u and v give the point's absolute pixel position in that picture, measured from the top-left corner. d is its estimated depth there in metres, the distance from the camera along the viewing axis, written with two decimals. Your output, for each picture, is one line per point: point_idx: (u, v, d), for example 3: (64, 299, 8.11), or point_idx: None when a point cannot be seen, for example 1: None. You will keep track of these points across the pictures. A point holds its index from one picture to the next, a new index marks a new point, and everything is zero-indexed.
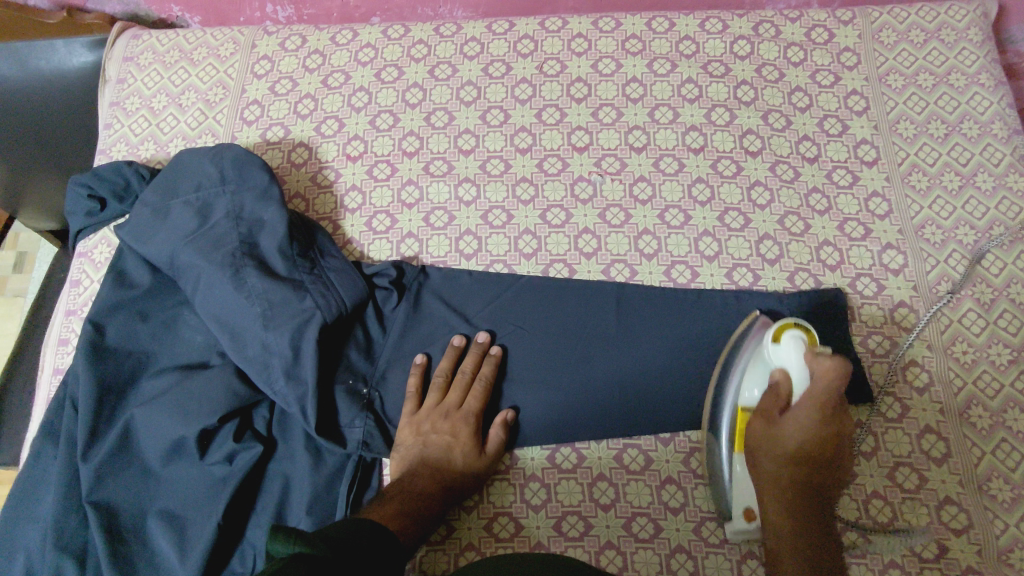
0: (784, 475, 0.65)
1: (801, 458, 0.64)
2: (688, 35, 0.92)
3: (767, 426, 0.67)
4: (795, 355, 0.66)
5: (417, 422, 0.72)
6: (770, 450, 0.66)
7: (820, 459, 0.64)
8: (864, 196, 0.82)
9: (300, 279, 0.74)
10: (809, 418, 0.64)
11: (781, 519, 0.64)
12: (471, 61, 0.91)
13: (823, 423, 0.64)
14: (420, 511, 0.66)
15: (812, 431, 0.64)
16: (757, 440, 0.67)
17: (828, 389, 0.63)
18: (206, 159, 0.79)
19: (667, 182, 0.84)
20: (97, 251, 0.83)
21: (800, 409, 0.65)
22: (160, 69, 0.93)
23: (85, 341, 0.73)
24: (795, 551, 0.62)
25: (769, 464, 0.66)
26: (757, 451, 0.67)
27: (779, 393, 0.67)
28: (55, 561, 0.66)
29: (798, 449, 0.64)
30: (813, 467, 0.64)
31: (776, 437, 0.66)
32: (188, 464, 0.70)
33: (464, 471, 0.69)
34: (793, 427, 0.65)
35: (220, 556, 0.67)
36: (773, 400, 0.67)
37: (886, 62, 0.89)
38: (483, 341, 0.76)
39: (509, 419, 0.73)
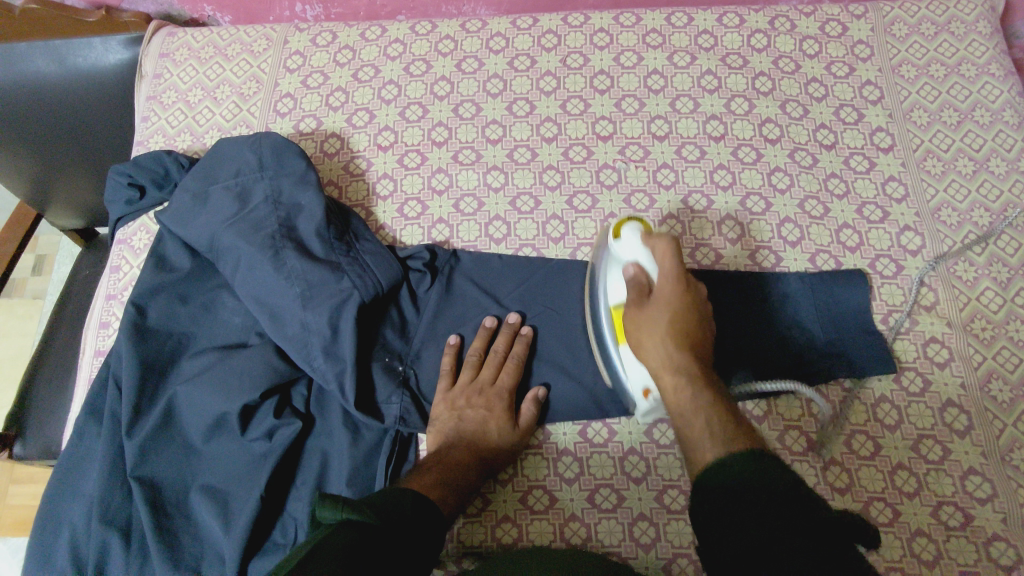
0: (662, 344, 0.61)
1: (676, 326, 0.62)
2: (706, 30, 0.95)
3: (639, 312, 0.64)
4: (635, 243, 0.68)
5: (451, 398, 0.73)
6: (646, 330, 0.63)
7: (694, 331, 0.63)
8: (881, 180, 0.85)
9: (338, 261, 0.76)
10: (672, 296, 0.64)
11: (681, 390, 0.58)
12: (497, 55, 0.94)
13: (686, 292, 0.64)
14: (458, 482, 0.67)
15: (676, 307, 0.63)
16: (636, 322, 0.64)
17: (674, 262, 0.65)
18: (245, 147, 0.81)
19: (689, 168, 0.86)
20: (136, 238, 0.86)
21: (662, 290, 0.64)
22: (195, 64, 0.96)
23: (128, 322, 0.76)
24: (696, 412, 0.56)
25: (649, 343, 0.62)
26: (639, 337, 0.63)
27: (639, 283, 0.66)
28: (101, 535, 0.68)
29: (671, 320, 0.62)
30: (691, 336, 0.62)
31: (648, 318, 0.63)
32: (229, 440, 0.72)
33: (498, 444, 0.71)
34: (661, 306, 0.63)
35: (262, 527, 0.69)
36: (635, 289, 0.66)
37: (898, 53, 0.92)
38: (515, 322, 0.77)
39: (541, 395, 0.74)
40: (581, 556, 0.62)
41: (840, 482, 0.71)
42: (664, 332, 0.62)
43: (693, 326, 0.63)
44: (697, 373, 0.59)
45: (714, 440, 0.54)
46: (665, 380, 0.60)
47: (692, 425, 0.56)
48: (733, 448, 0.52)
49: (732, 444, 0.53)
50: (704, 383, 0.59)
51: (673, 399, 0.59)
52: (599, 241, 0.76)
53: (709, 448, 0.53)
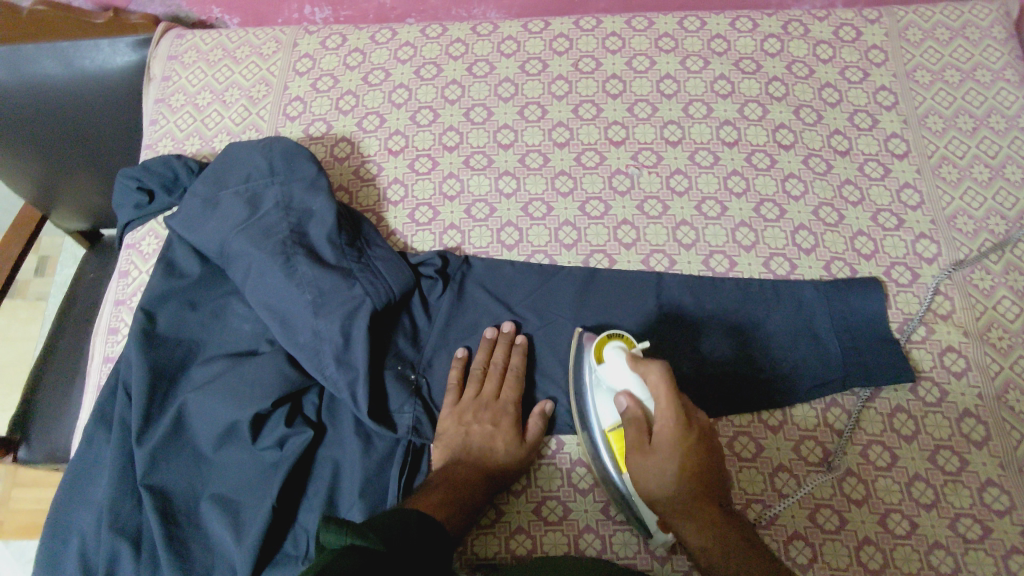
0: (678, 495, 0.62)
1: (685, 470, 0.62)
2: (719, 34, 0.94)
3: (643, 459, 0.63)
4: (627, 374, 0.65)
5: (459, 412, 0.73)
6: (656, 480, 0.62)
7: (701, 471, 0.62)
8: (896, 187, 0.84)
9: (349, 267, 0.75)
10: (673, 438, 0.62)
11: (709, 541, 0.61)
12: (509, 58, 0.93)
13: (688, 427, 0.62)
14: (466, 498, 0.66)
15: (679, 454, 0.62)
16: (641, 468, 0.63)
17: (672, 395, 0.61)
18: (256, 151, 0.81)
19: (703, 174, 0.86)
20: (145, 242, 0.85)
21: (660, 434, 0.62)
22: (204, 67, 0.95)
23: (138, 329, 0.75)
24: (729, 571, 0.59)
25: (661, 490, 0.62)
26: (651, 486, 0.63)
27: (637, 416, 0.65)
28: (111, 544, 0.68)
29: (677, 467, 0.61)
30: (699, 479, 0.62)
31: (655, 469, 0.62)
32: (240, 449, 0.71)
33: (508, 458, 0.70)
34: (664, 455, 0.62)
35: (274, 538, 0.68)
36: (636, 430, 0.64)
37: (913, 58, 0.91)
38: (512, 331, 0.77)
39: (548, 409, 0.74)
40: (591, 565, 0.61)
41: (857, 493, 0.70)
42: (673, 478, 0.62)
43: (699, 466, 0.62)
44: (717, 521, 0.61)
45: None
46: (688, 529, 0.62)
47: None
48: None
49: None
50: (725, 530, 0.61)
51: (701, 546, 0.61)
52: (582, 342, 0.74)
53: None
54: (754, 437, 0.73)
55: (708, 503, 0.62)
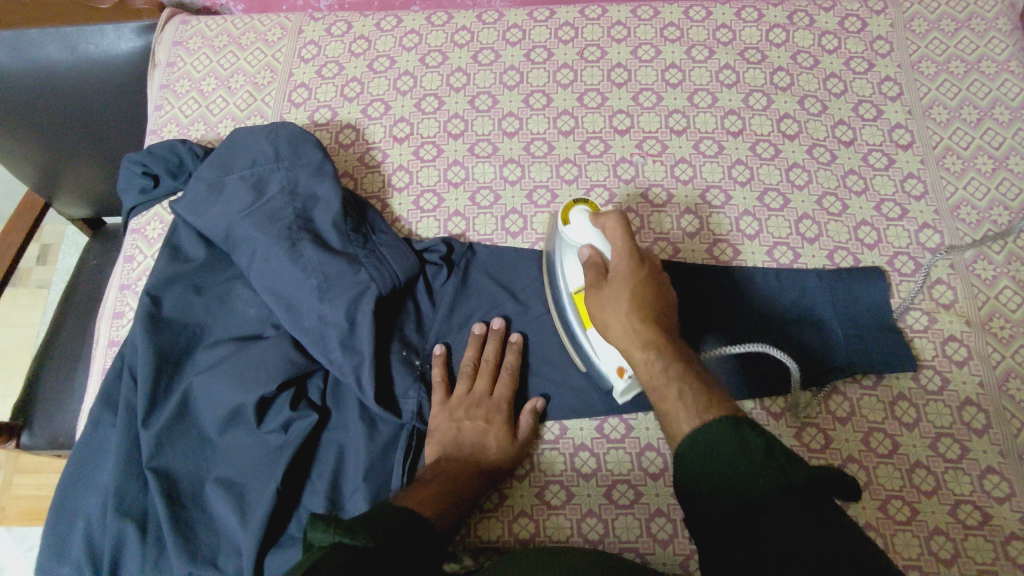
0: (627, 324, 0.61)
1: (638, 301, 0.62)
2: (725, 24, 0.94)
3: (599, 294, 0.64)
4: (586, 226, 0.68)
5: (449, 409, 0.72)
6: (610, 310, 0.62)
7: (655, 304, 0.62)
8: (900, 177, 0.85)
9: (354, 253, 0.76)
10: (627, 271, 0.63)
11: (654, 365, 0.59)
12: (514, 47, 0.93)
13: (640, 265, 0.64)
14: (458, 496, 0.65)
15: (632, 287, 0.63)
16: (599, 303, 0.64)
17: (624, 235, 0.65)
18: (261, 137, 0.81)
19: (708, 163, 0.86)
20: (149, 227, 0.86)
21: (616, 268, 0.64)
22: (209, 53, 0.95)
23: (143, 313, 0.75)
24: (670, 387, 0.57)
25: (614, 322, 0.62)
26: (606, 319, 0.63)
27: (597, 264, 0.66)
28: (116, 526, 0.68)
29: (632, 296, 0.62)
30: (653, 309, 0.61)
31: (608, 300, 0.63)
32: (245, 432, 0.71)
33: (498, 455, 0.70)
34: (617, 285, 0.63)
35: (278, 520, 0.68)
36: (594, 271, 0.66)
37: (918, 49, 0.92)
38: (501, 327, 0.77)
39: (540, 406, 0.74)
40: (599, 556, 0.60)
41: (858, 480, 0.71)
42: (626, 308, 0.61)
43: (653, 301, 0.62)
44: (665, 345, 0.59)
45: (689, 413, 0.55)
46: (635, 356, 0.60)
47: (669, 400, 0.57)
48: (709, 415, 0.54)
49: (705, 415, 0.54)
50: (674, 355, 0.59)
51: (647, 374, 0.59)
52: (550, 225, 0.77)
53: (685, 418, 0.55)
54: (757, 423, 0.74)
55: (660, 332, 0.60)
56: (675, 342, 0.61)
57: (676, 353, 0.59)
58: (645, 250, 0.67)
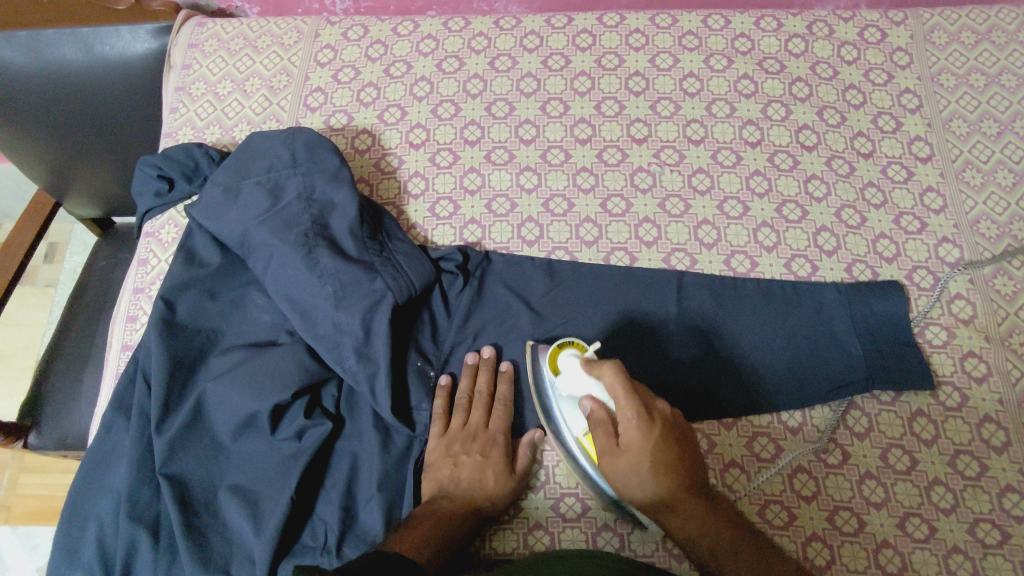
0: (652, 495, 0.60)
1: (659, 470, 0.60)
2: (744, 33, 0.93)
3: (613, 462, 0.62)
4: (583, 376, 0.64)
5: (445, 444, 0.72)
6: (631, 480, 0.61)
7: (673, 465, 0.60)
8: (919, 190, 0.84)
9: (371, 261, 0.75)
10: (638, 436, 0.60)
11: (694, 531, 0.60)
12: (531, 53, 0.93)
13: (649, 422, 0.60)
14: (451, 536, 0.64)
15: (650, 456, 0.60)
16: (616, 473, 0.62)
17: (628, 393, 0.61)
18: (278, 142, 0.80)
19: (725, 174, 0.85)
20: (164, 231, 0.85)
21: (625, 437, 0.61)
22: (225, 56, 0.95)
23: (158, 318, 0.74)
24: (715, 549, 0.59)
25: (637, 487, 0.61)
26: (626, 484, 0.61)
27: (602, 419, 0.64)
28: (129, 532, 0.68)
29: (651, 466, 0.60)
30: (673, 469, 0.60)
31: (626, 468, 0.61)
32: (259, 439, 0.71)
33: (496, 489, 0.69)
34: (632, 451, 0.60)
35: (291, 530, 0.68)
36: (604, 431, 0.63)
37: (938, 61, 0.91)
38: (492, 357, 0.76)
39: (537, 438, 0.73)
40: (604, 562, 0.61)
41: (876, 497, 0.70)
42: (648, 478, 0.60)
43: (672, 461, 0.60)
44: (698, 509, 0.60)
45: None
46: (673, 521, 0.61)
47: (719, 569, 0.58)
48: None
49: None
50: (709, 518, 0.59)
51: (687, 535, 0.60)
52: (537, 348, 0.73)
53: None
54: (773, 437, 0.73)
55: (688, 497, 0.60)
56: (704, 498, 0.60)
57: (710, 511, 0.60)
58: (648, 393, 0.63)
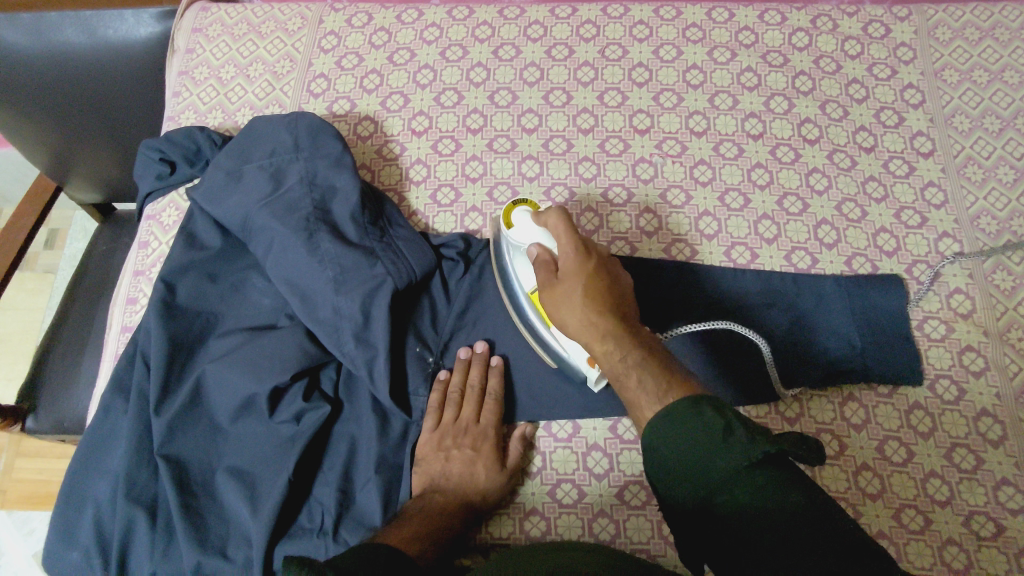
0: (581, 318, 0.61)
1: (592, 294, 0.62)
2: (748, 26, 0.93)
3: (552, 292, 0.64)
4: (530, 225, 0.68)
5: (438, 436, 0.71)
6: (564, 304, 0.63)
7: (608, 294, 0.62)
8: (920, 185, 0.84)
9: (371, 247, 0.75)
10: (575, 266, 0.63)
11: (612, 354, 0.59)
12: (535, 43, 0.93)
13: (587, 255, 0.64)
14: (443, 531, 0.64)
15: (583, 281, 0.63)
16: (553, 302, 0.64)
17: (568, 230, 0.65)
18: (281, 127, 0.80)
19: (727, 165, 0.85)
20: (165, 214, 0.86)
21: (566, 267, 0.64)
22: (229, 41, 0.96)
23: (157, 299, 0.75)
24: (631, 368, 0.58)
25: (568, 313, 0.62)
26: (561, 314, 0.63)
27: (546, 262, 0.66)
28: (126, 512, 0.68)
29: (585, 290, 0.62)
30: (607, 297, 0.62)
31: (562, 297, 0.63)
32: (257, 421, 0.71)
33: (487, 485, 0.69)
34: (570, 279, 0.63)
35: (289, 511, 0.68)
36: (544, 269, 0.66)
37: (941, 57, 0.91)
38: (483, 352, 0.76)
39: (527, 432, 0.73)
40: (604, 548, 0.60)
41: (871, 488, 0.70)
42: (580, 303, 0.61)
43: (606, 291, 0.63)
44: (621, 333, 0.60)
45: (652, 394, 0.55)
46: (594, 345, 0.61)
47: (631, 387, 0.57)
48: (668, 394, 0.54)
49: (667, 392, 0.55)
50: (631, 342, 0.59)
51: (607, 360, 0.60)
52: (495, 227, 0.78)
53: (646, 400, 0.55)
54: (770, 428, 0.74)
55: (617, 321, 0.61)
56: (631, 328, 0.61)
57: (633, 338, 0.60)
58: (590, 239, 0.67)
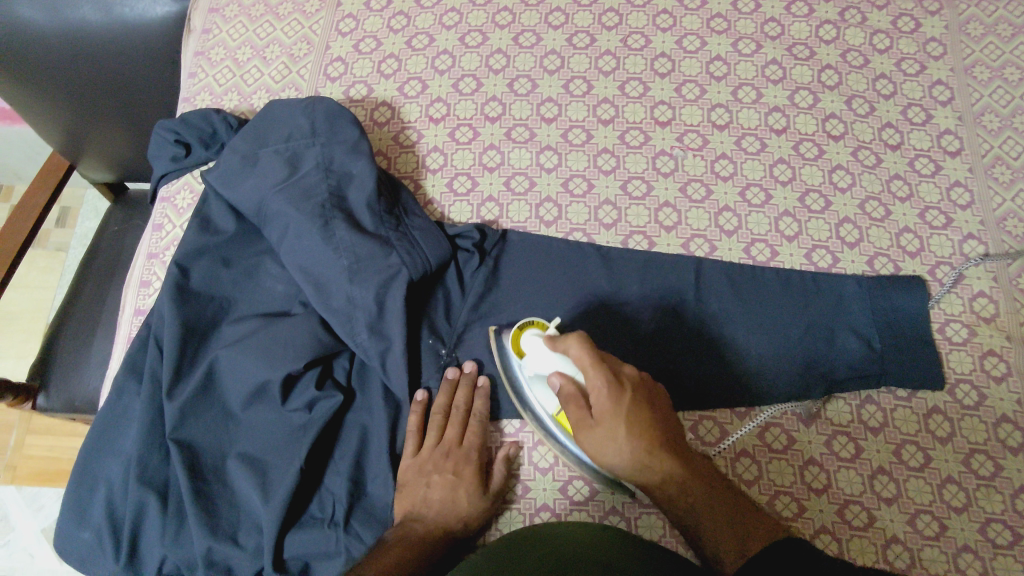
0: (639, 466, 0.57)
1: (642, 442, 0.56)
2: (774, 17, 0.91)
3: (592, 438, 0.58)
4: (549, 353, 0.64)
5: (419, 461, 0.69)
6: (612, 455, 0.57)
7: (655, 432, 0.57)
8: (946, 185, 0.82)
9: (387, 236, 0.74)
10: (613, 409, 0.57)
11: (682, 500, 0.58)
12: (556, 30, 0.91)
13: (620, 390, 0.57)
14: (422, 561, 0.61)
15: (626, 427, 0.56)
16: (594, 448, 0.58)
17: (593, 362, 0.58)
18: (298, 111, 0.79)
19: (749, 160, 0.84)
20: (180, 196, 0.85)
21: (600, 409, 0.57)
22: (246, 21, 0.95)
23: (171, 283, 0.74)
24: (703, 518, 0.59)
25: (621, 465, 0.57)
26: (611, 462, 0.58)
27: (572, 395, 0.60)
28: (138, 495, 0.68)
29: (633, 439, 0.56)
30: (656, 435, 0.57)
31: (606, 448, 0.57)
32: (270, 409, 0.71)
33: (469, 509, 0.67)
34: (610, 426, 0.57)
35: (299, 500, 0.68)
36: (574, 405, 0.59)
37: (972, 53, 0.89)
38: (472, 371, 0.74)
39: (512, 452, 0.72)
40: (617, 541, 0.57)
41: (887, 492, 0.69)
42: (632, 452, 0.56)
43: (653, 428, 0.57)
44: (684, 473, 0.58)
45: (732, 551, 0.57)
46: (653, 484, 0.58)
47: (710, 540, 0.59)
48: (749, 544, 0.57)
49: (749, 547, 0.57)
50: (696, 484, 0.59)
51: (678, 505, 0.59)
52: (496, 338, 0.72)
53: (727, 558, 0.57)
54: (786, 428, 0.72)
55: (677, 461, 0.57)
56: (688, 459, 0.59)
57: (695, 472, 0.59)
58: (613, 361, 0.60)
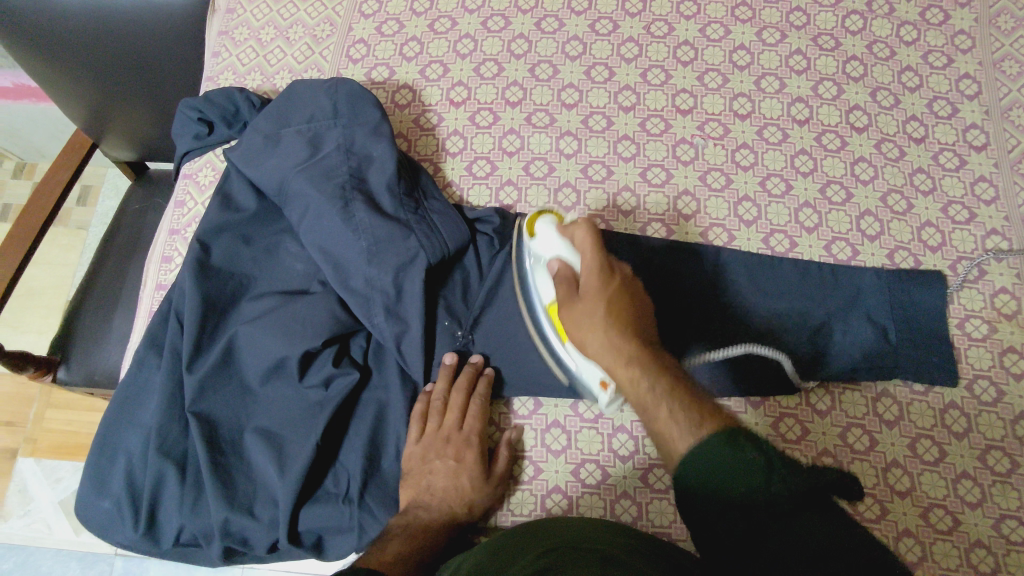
0: (602, 336, 0.59)
1: (612, 315, 0.59)
2: (800, 7, 0.90)
3: (570, 310, 0.62)
4: (555, 239, 0.69)
5: (421, 450, 0.69)
6: (584, 324, 0.60)
7: (630, 315, 0.60)
8: (970, 180, 0.81)
9: (406, 218, 0.75)
10: (595, 284, 0.62)
11: (636, 378, 0.56)
12: (579, 16, 0.91)
13: (608, 272, 0.63)
14: (426, 550, 0.63)
15: (602, 297, 0.61)
16: (570, 319, 0.62)
17: (591, 245, 0.64)
18: (320, 91, 0.79)
19: (770, 151, 0.83)
20: (202, 174, 0.87)
21: (586, 284, 0.63)
22: (270, 2, 0.95)
23: (192, 259, 0.75)
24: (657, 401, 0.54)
25: (589, 336, 0.60)
26: (582, 336, 0.61)
27: (567, 277, 0.65)
28: (157, 467, 0.69)
29: (604, 309, 0.60)
30: (630, 318, 0.60)
31: (581, 317, 0.61)
32: (288, 385, 0.72)
33: (473, 495, 0.68)
34: (589, 296, 0.61)
35: (315, 474, 0.69)
36: (565, 284, 0.65)
37: (1001, 47, 0.88)
38: (477, 361, 0.74)
39: (513, 438, 0.73)
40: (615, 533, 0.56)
41: (901, 485, 0.69)
42: (601, 322, 0.59)
43: (629, 311, 0.60)
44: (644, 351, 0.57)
45: (683, 430, 0.51)
46: (616, 371, 0.58)
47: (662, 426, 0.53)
48: (702, 424, 0.51)
49: (700, 428, 0.51)
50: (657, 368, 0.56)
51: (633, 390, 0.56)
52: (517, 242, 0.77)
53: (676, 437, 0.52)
54: (800, 419, 0.73)
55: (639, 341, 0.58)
56: (656, 349, 0.59)
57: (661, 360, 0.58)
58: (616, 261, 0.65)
